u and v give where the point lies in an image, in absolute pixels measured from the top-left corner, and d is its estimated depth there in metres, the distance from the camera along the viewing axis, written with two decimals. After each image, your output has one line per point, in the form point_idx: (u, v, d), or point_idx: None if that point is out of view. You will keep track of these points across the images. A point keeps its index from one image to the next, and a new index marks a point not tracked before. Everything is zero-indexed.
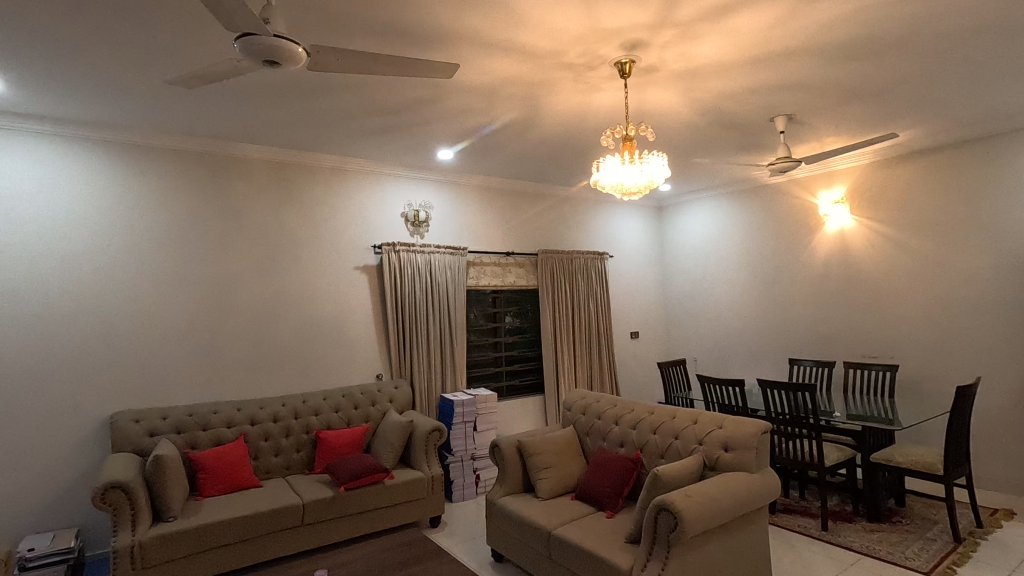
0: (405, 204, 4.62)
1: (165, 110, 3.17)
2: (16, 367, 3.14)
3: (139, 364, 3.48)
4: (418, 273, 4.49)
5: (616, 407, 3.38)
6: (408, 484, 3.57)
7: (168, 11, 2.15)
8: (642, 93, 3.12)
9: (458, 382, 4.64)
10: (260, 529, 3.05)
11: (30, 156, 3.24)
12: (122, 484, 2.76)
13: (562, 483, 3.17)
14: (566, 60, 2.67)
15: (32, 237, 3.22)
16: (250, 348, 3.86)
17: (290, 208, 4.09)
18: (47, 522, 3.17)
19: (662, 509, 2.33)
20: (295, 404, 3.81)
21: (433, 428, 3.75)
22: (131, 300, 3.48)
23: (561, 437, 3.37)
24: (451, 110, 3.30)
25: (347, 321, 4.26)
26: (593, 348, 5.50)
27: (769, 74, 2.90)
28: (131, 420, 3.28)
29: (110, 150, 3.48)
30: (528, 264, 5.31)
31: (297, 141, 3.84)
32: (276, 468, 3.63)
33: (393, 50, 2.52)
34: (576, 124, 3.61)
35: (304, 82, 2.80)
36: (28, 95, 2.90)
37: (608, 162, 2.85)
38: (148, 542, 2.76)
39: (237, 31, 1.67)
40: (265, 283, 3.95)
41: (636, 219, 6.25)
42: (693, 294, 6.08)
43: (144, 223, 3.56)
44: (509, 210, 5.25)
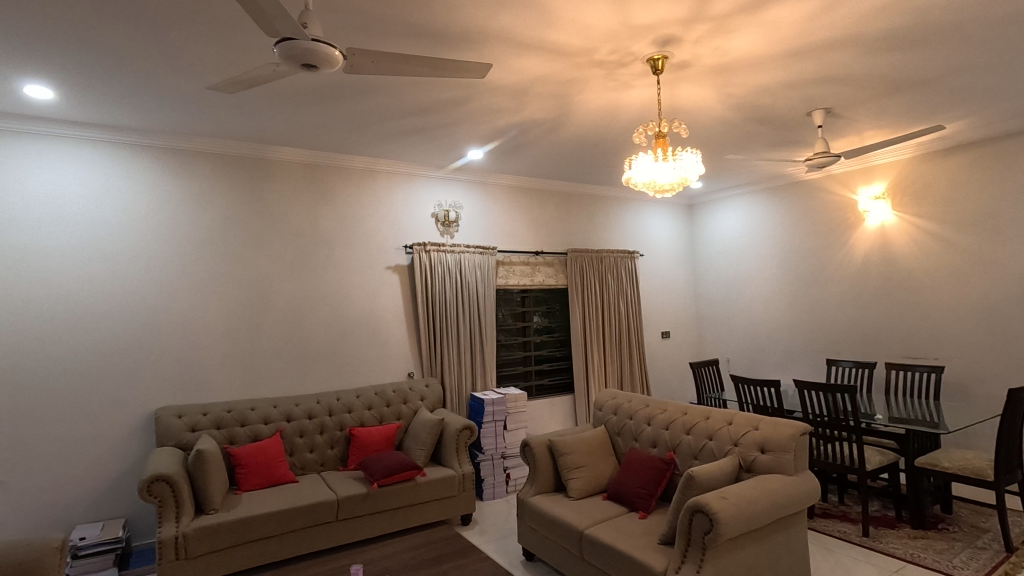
0: (435, 204, 4.67)
1: (205, 115, 3.27)
2: (68, 363, 3.29)
3: (181, 362, 3.60)
4: (448, 273, 4.53)
5: (648, 407, 3.34)
6: (439, 482, 3.60)
7: (209, 19, 2.22)
8: (675, 90, 3.08)
9: (488, 381, 4.66)
10: (296, 523, 3.12)
11: (80, 161, 3.40)
12: (166, 477, 2.86)
13: (593, 484, 3.15)
14: (598, 58, 2.66)
15: (81, 239, 3.37)
16: (286, 346, 3.95)
17: (324, 209, 4.17)
18: (96, 512, 3.31)
19: (698, 510, 2.30)
20: (329, 402, 3.89)
21: (464, 426, 3.78)
22: (173, 299, 3.61)
23: (592, 437, 3.35)
24: (482, 110, 3.32)
25: (378, 320, 4.32)
26: (623, 347, 5.46)
27: (806, 67, 2.83)
28: (173, 415, 3.39)
29: (154, 155, 3.61)
30: (557, 263, 5.29)
31: (331, 143, 3.92)
32: (311, 464, 3.70)
33: (425, 51, 2.54)
34: (606, 122, 3.58)
35: (340, 84, 2.86)
36: (79, 103, 3.03)
37: (639, 159, 2.83)
38: (191, 533, 2.86)
39: (276, 34, 1.71)
40: (301, 283, 4.04)
41: (667, 217, 6.18)
42: (725, 293, 5.97)
43: (185, 225, 3.68)
44: (538, 209, 5.25)
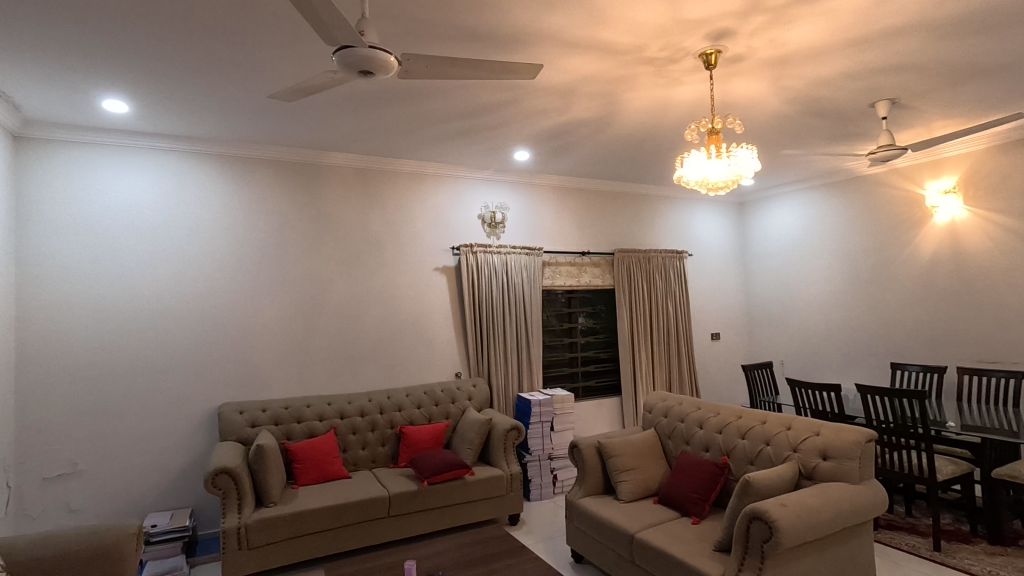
0: (481, 206, 4.71)
1: (263, 123, 3.41)
2: (140, 361, 3.49)
3: (241, 360, 3.76)
4: (494, 273, 4.56)
5: (701, 410, 3.26)
6: (487, 481, 3.62)
7: (269, 30, 2.32)
8: (727, 85, 3.00)
9: (535, 382, 4.66)
10: (350, 518, 3.20)
11: (149, 171, 3.60)
12: (229, 470, 3.00)
13: (644, 487, 3.10)
14: (648, 55, 2.62)
15: (150, 244, 3.57)
16: (339, 346, 4.07)
17: (374, 212, 4.27)
18: (166, 501, 3.50)
19: (755, 517, 2.23)
20: (380, 400, 3.98)
21: (511, 427, 3.80)
22: (233, 300, 3.77)
23: (642, 440, 3.30)
24: (529, 111, 3.32)
25: (426, 321, 4.40)
26: (672, 349, 5.35)
27: (869, 56, 2.71)
28: (235, 411, 3.55)
29: (216, 162, 3.79)
30: (604, 263, 5.24)
31: (381, 148, 4.01)
32: (363, 460, 3.79)
33: (475, 54, 2.57)
34: (655, 120, 3.53)
35: (392, 90, 2.93)
36: (149, 115, 3.22)
37: (692, 156, 2.77)
38: (252, 525, 2.98)
39: (334, 43, 1.77)
40: (352, 284, 4.15)
41: (717, 216, 6.02)
42: (779, 294, 5.77)
43: (245, 230, 3.84)
44: (584, 209, 5.22)
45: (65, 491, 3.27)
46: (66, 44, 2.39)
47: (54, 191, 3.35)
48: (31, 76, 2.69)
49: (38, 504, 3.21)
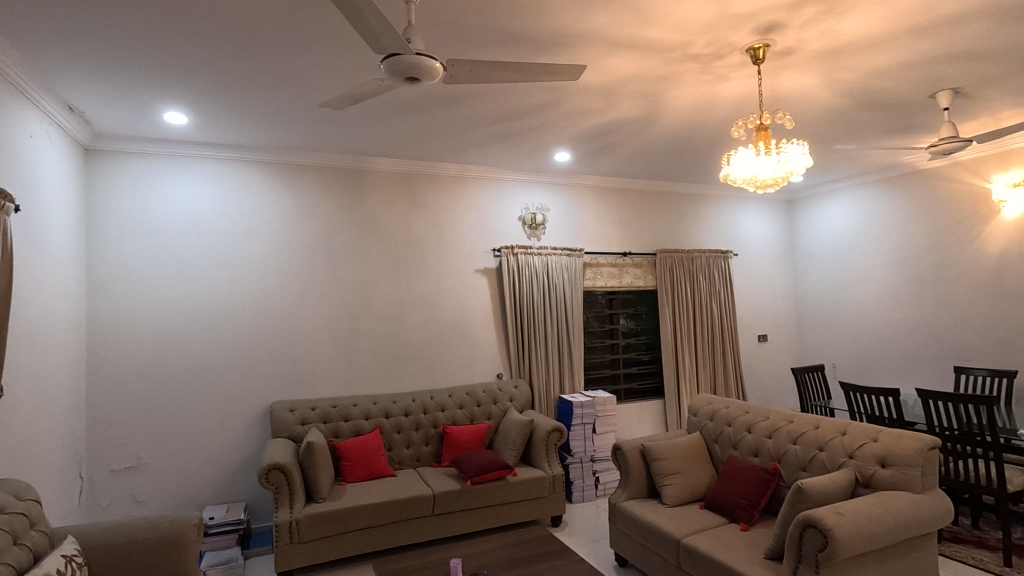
0: (522, 208, 4.73)
1: (312, 131, 3.52)
2: (198, 361, 3.66)
3: (291, 360, 3.89)
4: (535, 275, 4.57)
5: (749, 413, 3.18)
6: (530, 482, 3.63)
7: (319, 40, 2.39)
8: (775, 79, 2.92)
9: (576, 384, 4.63)
10: (396, 515, 3.26)
11: (206, 178, 3.77)
12: (281, 466, 3.11)
13: (689, 491, 3.04)
14: (693, 51, 2.57)
15: (206, 249, 3.73)
16: (384, 346, 4.16)
17: (417, 215, 4.35)
18: (222, 494, 3.66)
19: (809, 525, 2.15)
20: (423, 400, 4.05)
21: (554, 428, 3.80)
22: (284, 302, 3.90)
23: (687, 443, 3.24)
24: (570, 112, 3.31)
25: (468, 322, 4.45)
26: (717, 350, 5.22)
27: (930, 45, 2.58)
28: (286, 409, 3.67)
29: (267, 169, 3.94)
30: (646, 264, 5.17)
31: (424, 152, 4.08)
32: (407, 459, 3.86)
33: (518, 57, 2.58)
34: (698, 117, 3.46)
35: (435, 95, 2.98)
36: (206, 125, 3.37)
37: (740, 154, 2.71)
38: (303, 519, 3.08)
39: (383, 51, 1.81)
40: (396, 287, 4.24)
41: (764, 214, 5.85)
42: (831, 295, 5.55)
43: (295, 234, 3.98)
44: (625, 209, 5.16)
45: (131, 483, 3.47)
46: (132, 60, 2.53)
47: (121, 199, 3.56)
48: (102, 91, 2.87)
49: (108, 495, 3.42)
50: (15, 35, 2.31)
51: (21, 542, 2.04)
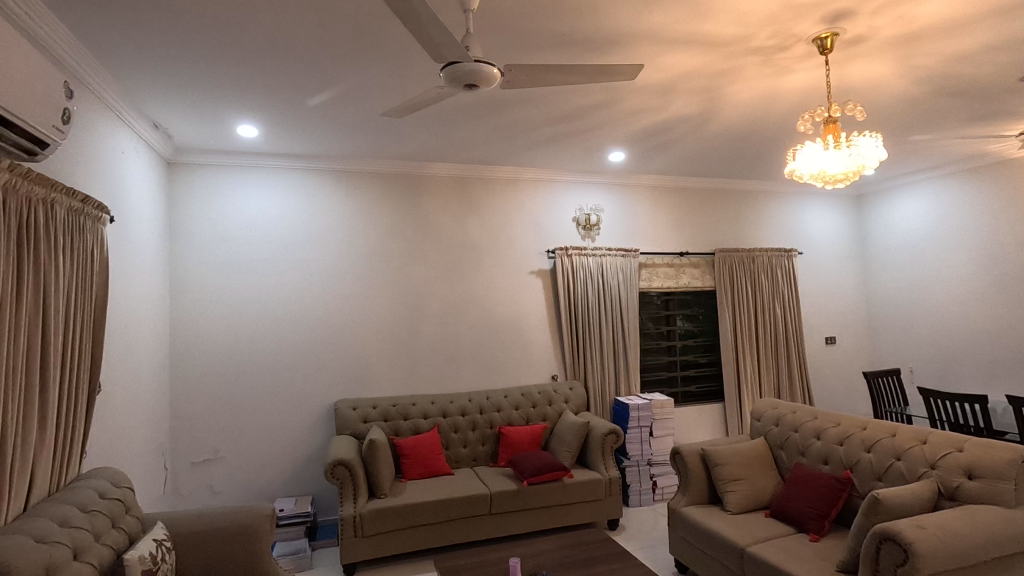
0: (576, 209, 4.72)
1: (372, 139, 3.65)
2: (268, 360, 3.86)
3: (353, 360, 4.04)
4: (590, 276, 4.55)
5: (818, 420, 3.05)
6: (586, 484, 3.61)
7: (380, 51, 2.48)
8: (844, 69, 2.79)
9: (632, 386, 4.57)
10: (454, 513, 3.32)
11: (275, 187, 3.98)
12: (345, 462, 3.23)
13: (753, 499, 2.94)
14: (755, 44, 2.50)
15: (276, 254, 3.94)
16: (441, 347, 4.25)
17: (473, 218, 4.43)
18: (290, 488, 3.84)
19: (887, 538, 2.04)
20: (480, 400, 4.11)
21: (610, 431, 3.77)
22: (347, 305, 4.06)
23: (751, 449, 3.13)
24: (626, 112, 3.28)
25: (523, 324, 4.48)
26: (780, 353, 5.02)
27: (1020, 24, 2.40)
28: (349, 407, 3.82)
29: (331, 177, 4.11)
30: (704, 264, 5.04)
31: (479, 156, 4.15)
32: (464, 458, 3.93)
33: (573, 59, 2.59)
34: (760, 112, 3.35)
35: (491, 100, 3.03)
36: (275, 137, 3.56)
37: (806, 149, 2.60)
38: (366, 514, 3.19)
39: (443, 59, 1.85)
40: (452, 288, 4.32)
41: (831, 210, 5.57)
42: (906, 295, 5.23)
43: (357, 239, 4.13)
44: (682, 208, 5.05)
45: (209, 475, 3.70)
46: (211, 78, 2.71)
47: (200, 209, 3.81)
48: (183, 108, 3.08)
49: (188, 485, 3.66)
50: (110, 60, 2.52)
51: (119, 525, 2.22)
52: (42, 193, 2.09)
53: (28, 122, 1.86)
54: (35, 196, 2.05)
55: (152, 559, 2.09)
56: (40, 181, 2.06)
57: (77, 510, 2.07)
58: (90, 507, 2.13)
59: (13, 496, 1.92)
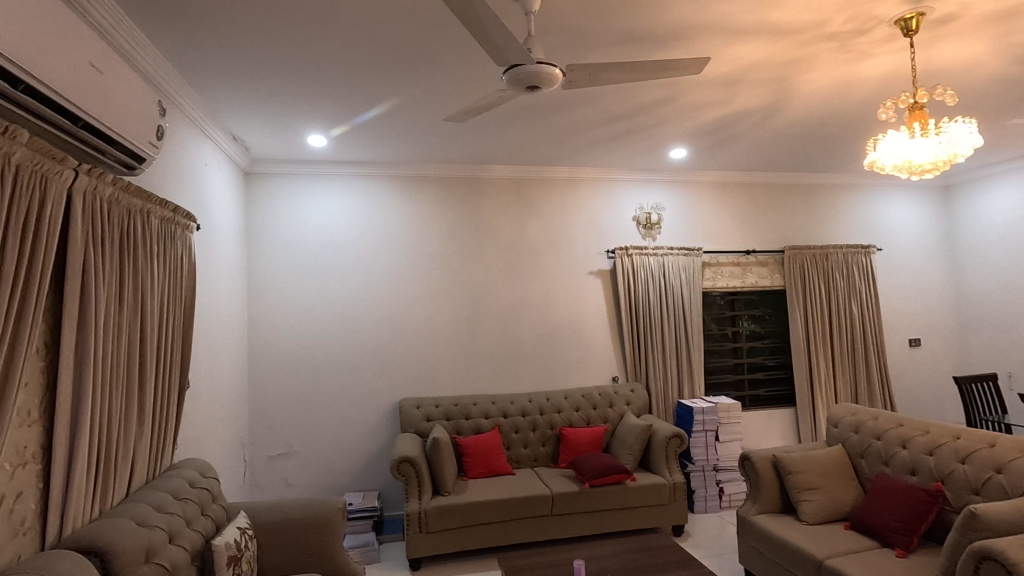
0: (636, 208, 4.64)
1: (434, 144, 3.74)
2: (337, 359, 4.02)
3: (416, 360, 4.15)
4: (651, 276, 4.46)
5: (903, 427, 2.85)
6: (650, 488, 3.54)
7: (443, 58, 2.54)
8: (930, 51, 2.60)
9: (697, 390, 4.44)
10: (516, 513, 3.34)
11: (344, 193, 4.15)
12: (410, 459, 3.32)
13: (831, 509, 2.78)
14: (830, 30, 2.37)
15: (344, 257, 4.10)
16: (501, 348, 4.29)
17: (531, 219, 4.44)
18: (358, 483, 3.98)
19: (986, 556, 1.88)
20: (540, 401, 4.11)
21: (674, 434, 3.68)
22: (411, 306, 4.17)
23: (828, 457, 2.97)
24: (689, 107, 3.20)
25: (582, 324, 4.45)
26: (858, 356, 4.73)
27: None
28: (413, 406, 3.92)
29: (395, 182, 4.24)
30: (772, 262, 4.82)
31: (537, 157, 4.16)
32: (526, 459, 3.94)
33: (635, 56, 2.55)
34: (835, 101, 3.18)
35: (552, 101, 3.03)
36: (343, 145, 3.72)
37: (888, 138, 2.45)
38: (430, 511, 3.26)
39: (505, 62, 1.86)
40: (511, 290, 4.35)
41: (914, 203, 5.20)
42: (1004, 293, 4.82)
43: (420, 241, 4.24)
44: (748, 204, 4.86)
45: (284, 468, 3.90)
46: (285, 91, 2.87)
47: (275, 215, 4.03)
48: (260, 121, 3.28)
49: (265, 478, 3.87)
50: (196, 78, 2.72)
51: (207, 512, 2.38)
52: (140, 205, 2.27)
53: (129, 140, 2.04)
54: (134, 207, 2.24)
55: (237, 546, 2.23)
56: (139, 194, 2.24)
57: (171, 497, 2.23)
58: (182, 495, 2.30)
59: (116, 482, 2.10)
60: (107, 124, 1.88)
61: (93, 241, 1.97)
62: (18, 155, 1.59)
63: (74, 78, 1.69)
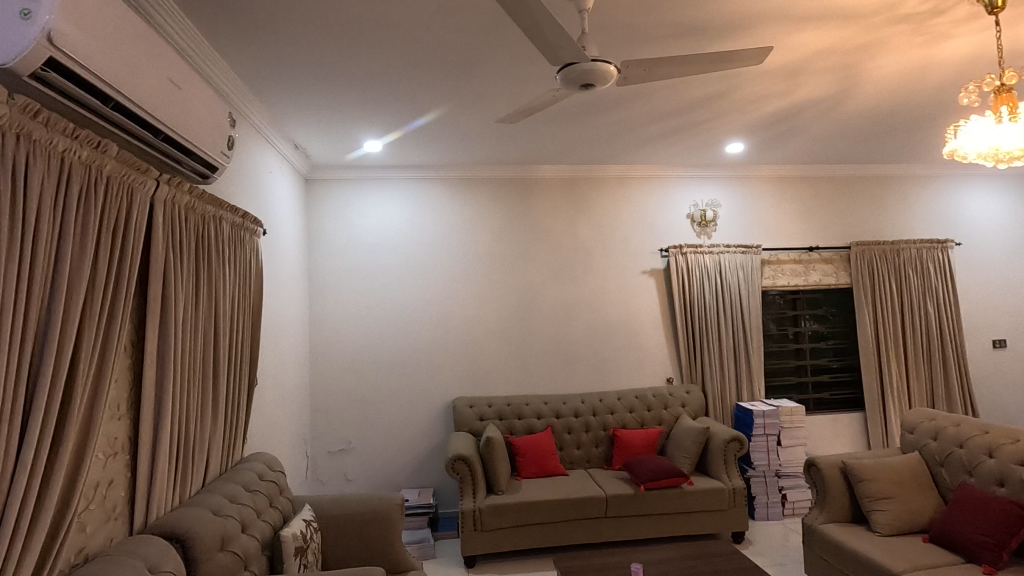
0: (690, 205, 4.53)
1: (486, 146, 3.78)
2: (393, 359, 4.13)
3: (468, 360, 4.20)
4: (707, 274, 4.34)
5: (989, 434, 2.65)
6: (708, 493, 3.44)
7: (496, 60, 2.56)
8: (1017, 28, 2.41)
9: (756, 392, 4.28)
10: (570, 514, 3.32)
11: (399, 197, 4.25)
12: (464, 458, 3.36)
13: (908, 520, 2.62)
14: (903, 12, 2.24)
15: (399, 259, 4.20)
16: (553, 348, 4.28)
17: (583, 218, 4.41)
18: (414, 480, 4.07)
19: None
20: (593, 402, 4.07)
21: (733, 438, 3.56)
22: (464, 306, 4.23)
23: (903, 464, 2.80)
24: (748, 99, 3.09)
25: (635, 325, 4.38)
26: (934, 358, 4.44)
27: None
28: (467, 405, 3.96)
29: (448, 185, 4.31)
30: (838, 259, 4.59)
31: (588, 156, 4.13)
32: (579, 460, 3.91)
33: (691, 49, 2.49)
34: (906, 87, 3.00)
35: (604, 99, 3.00)
36: (398, 150, 3.82)
37: (970, 125, 2.29)
38: (484, 509, 3.29)
39: (560, 61, 1.85)
40: (563, 290, 4.34)
41: (997, 193, 4.83)
42: None
43: (472, 243, 4.29)
44: (810, 198, 4.65)
45: (343, 464, 4.03)
46: (344, 99, 2.97)
47: (334, 219, 4.18)
48: (321, 129, 3.41)
49: (326, 473, 4.01)
50: (263, 90, 2.85)
51: (275, 504, 2.49)
52: (212, 211, 2.40)
53: (204, 150, 2.16)
54: (207, 214, 2.37)
55: (304, 537, 2.32)
56: (212, 201, 2.37)
57: (243, 488, 2.35)
58: (253, 487, 2.41)
59: (194, 472, 2.23)
60: (184, 136, 2.00)
61: (172, 247, 2.10)
62: (108, 167, 1.72)
63: (156, 94, 1.80)
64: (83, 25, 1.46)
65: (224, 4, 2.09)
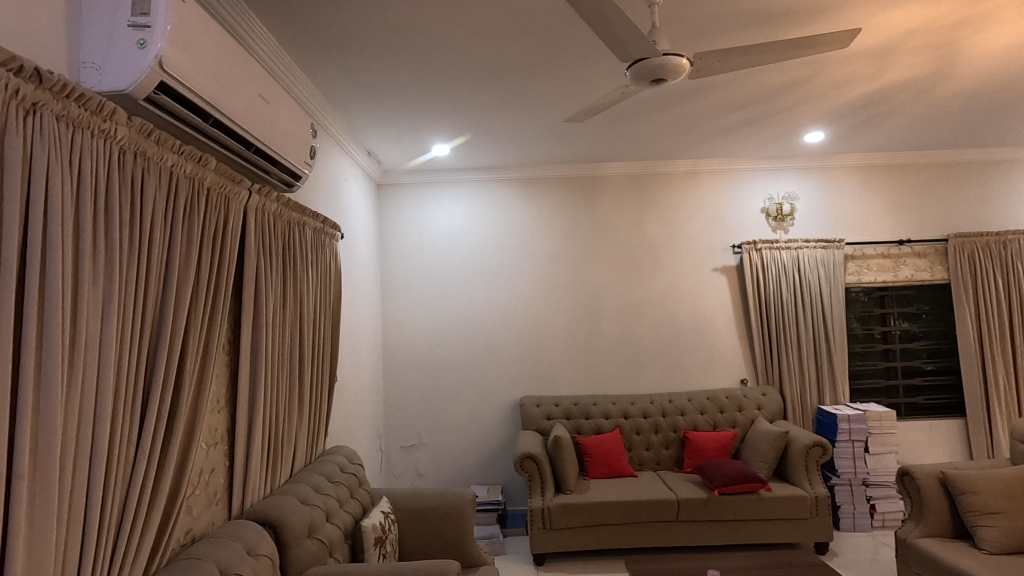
0: (765, 199, 4.33)
1: (551, 145, 3.79)
2: (461, 357, 4.22)
3: (535, 358, 4.22)
4: (784, 270, 4.14)
5: None
6: (788, 500, 3.28)
7: (563, 59, 2.56)
8: None
9: (840, 395, 4.04)
10: (640, 516, 3.27)
11: (466, 198, 4.34)
12: (533, 456, 3.38)
13: (1020, 538, 2.38)
14: None
15: (467, 259, 4.29)
16: (621, 347, 4.22)
17: (651, 215, 4.32)
18: (483, 476, 4.14)
19: None
20: (662, 403, 3.99)
21: (814, 443, 3.38)
22: (530, 305, 4.26)
23: (1013, 477, 2.56)
24: (830, 85, 2.93)
25: (707, 324, 4.25)
26: None
27: None
28: (534, 404, 3.99)
29: (513, 185, 4.35)
30: (932, 253, 4.24)
31: (656, 152, 4.04)
32: (648, 461, 3.84)
33: (768, 36, 2.39)
34: (1016, 62, 2.73)
35: (674, 93, 2.93)
36: (465, 152, 3.90)
37: None
38: (553, 508, 3.30)
39: (630, 56, 1.83)
40: (631, 288, 4.27)
41: None
42: None
43: (538, 241, 4.31)
44: (900, 188, 4.33)
45: (415, 459, 4.16)
46: (415, 105, 3.07)
47: (405, 221, 4.32)
48: (393, 135, 3.54)
49: (400, 466, 4.16)
50: (340, 101, 3.00)
51: (356, 496, 2.62)
52: (297, 218, 2.55)
53: (289, 160, 2.30)
54: (292, 220, 2.52)
55: (382, 529, 2.42)
56: (296, 208, 2.52)
57: (326, 479, 2.48)
58: (335, 478, 2.55)
59: (283, 463, 2.37)
60: (271, 147, 2.14)
61: (262, 252, 2.25)
62: (208, 180, 1.86)
63: (248, 109, 1.94)
64: (190, 49, 1.60)
65: (309, 22, 2.23)
